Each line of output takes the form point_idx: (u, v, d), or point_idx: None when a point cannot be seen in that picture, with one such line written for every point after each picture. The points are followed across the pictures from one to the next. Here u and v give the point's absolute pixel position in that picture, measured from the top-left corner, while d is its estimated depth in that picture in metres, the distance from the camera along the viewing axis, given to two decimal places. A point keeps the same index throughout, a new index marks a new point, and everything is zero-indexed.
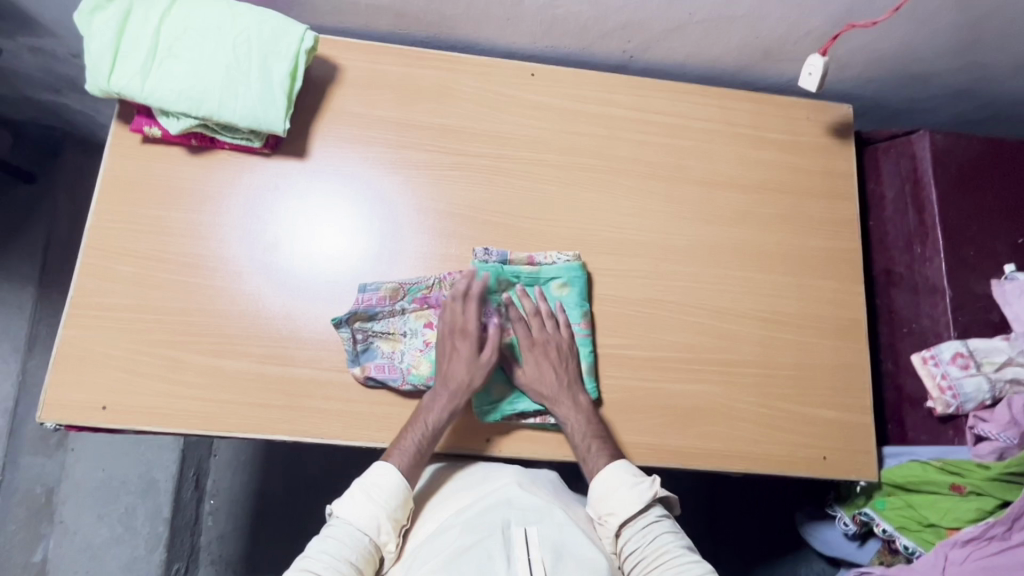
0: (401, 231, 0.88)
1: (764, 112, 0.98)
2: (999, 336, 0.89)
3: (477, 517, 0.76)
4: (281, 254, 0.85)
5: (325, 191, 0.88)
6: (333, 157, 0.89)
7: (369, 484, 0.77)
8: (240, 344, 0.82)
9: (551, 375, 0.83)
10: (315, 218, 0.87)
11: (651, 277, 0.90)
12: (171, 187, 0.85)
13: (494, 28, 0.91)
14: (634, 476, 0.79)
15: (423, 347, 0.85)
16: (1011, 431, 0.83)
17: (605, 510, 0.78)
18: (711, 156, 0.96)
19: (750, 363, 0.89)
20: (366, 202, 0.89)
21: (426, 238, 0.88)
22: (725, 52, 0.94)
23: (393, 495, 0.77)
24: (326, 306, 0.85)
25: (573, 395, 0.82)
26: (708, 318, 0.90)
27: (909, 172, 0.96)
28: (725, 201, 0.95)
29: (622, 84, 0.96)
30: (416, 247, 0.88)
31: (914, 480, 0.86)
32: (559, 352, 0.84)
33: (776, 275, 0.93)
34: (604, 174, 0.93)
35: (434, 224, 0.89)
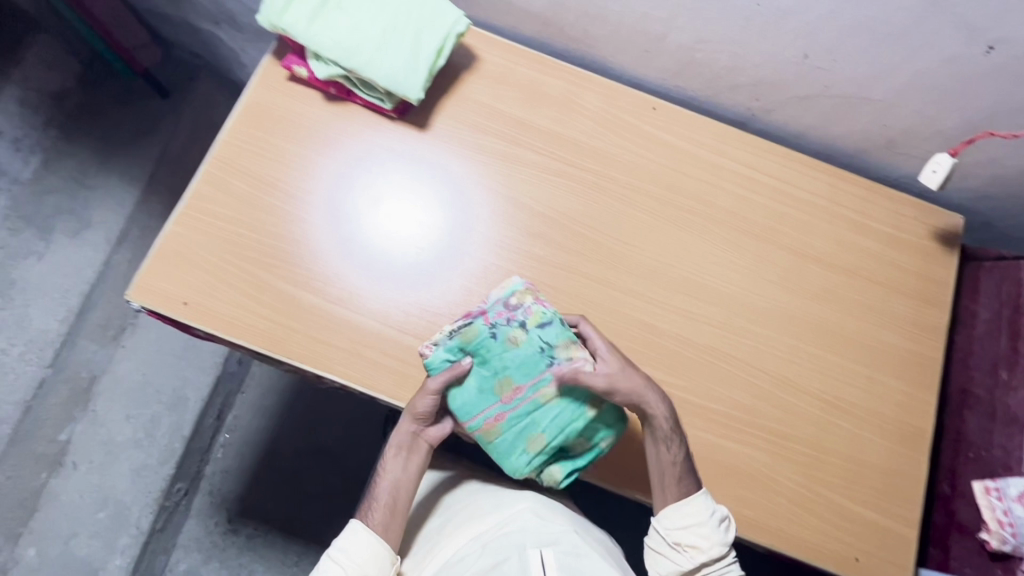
0: (495, 220, 0.91)
1: (870, 201, 0.98)
2: None
3: (496, 544, 0.79)
4: (372, 211, 0.89)
5: (436, 165, 0.93)
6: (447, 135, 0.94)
7: (340, 549, 0.81)
8: (322, 283, 0.86)
9: (642, 382, 0.79)
10: (421, 186, 0.92)
11: (722, 329, 0.90)
12: (298, 129, 0.91)
13: (630, 57, 0.95)
14: (717, 514, 0.80)
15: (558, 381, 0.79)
16: None
17: (682, 539, 0.80)
18: (809, 229, 0.96)
19: (800, 440, 0.87)
20: (469, 185, 0.92)
21: (516, 232, 0.91)
22: (848, 133, 0.94)
23: (365, 554, 0.80)
24: (407, 270, 0.88)
25: (669, 408, 0.80)
26: (769, 384, 0.88)
27: (1011, 297, 0.91)
28: (813, 275, 0.94)
29: (738, 139, 0.98)
30: (505, 238, 0.91)
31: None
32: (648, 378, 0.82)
33: (848, 362, 0.90)
34: (700, 218, 0.94)
35: (525, 222, 0.91)
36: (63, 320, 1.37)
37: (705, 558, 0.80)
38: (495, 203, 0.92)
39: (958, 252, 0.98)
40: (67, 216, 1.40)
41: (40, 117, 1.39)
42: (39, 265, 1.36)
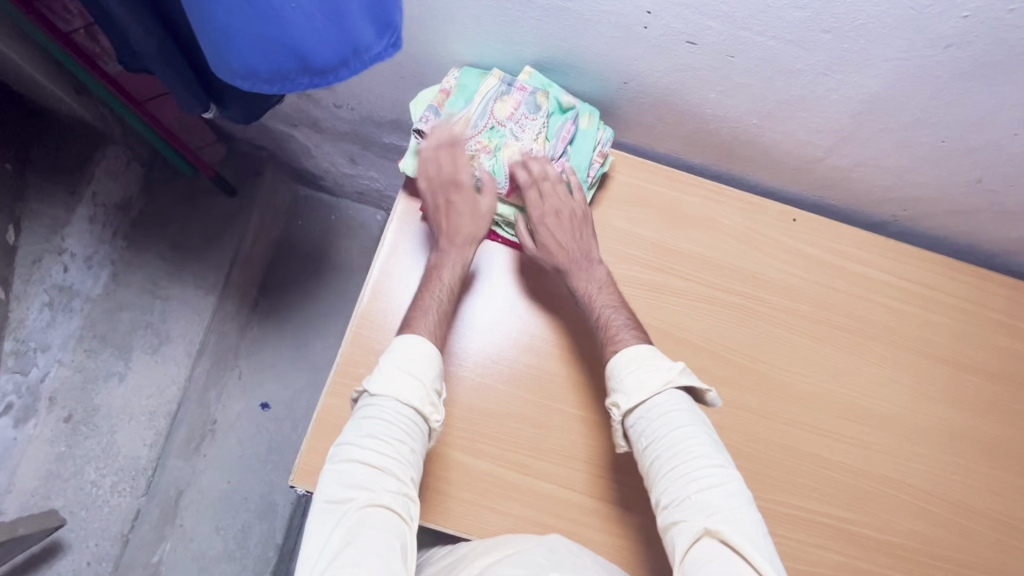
0: None
1: (1019, 301, 0.95)
2: None
3: (510, 560, 0.71)
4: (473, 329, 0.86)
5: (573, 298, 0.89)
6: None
7: (401, 356, 0.72)
8: (472, 440, 0.82)
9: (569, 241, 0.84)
10: (563, 321, 0.88)
11: (893, 456, 0.87)
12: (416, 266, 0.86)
13: (774, 173, 0.91)
14: (659, 368, 0.75)
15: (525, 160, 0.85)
16: None
17: (619, 393, 0.75)
18: (963, 337, 0.93)
19: (984, 569, 0.85)
20: None
21: None
22: (997, 239, 0.92)
23: (429, 362, 0.73)
24: (567, 417, 0.85)
25: (592, 264, 0.85)
26: (947, 510, 0.86)
27: None
28: (972, 387, 0.91)
29: (882, 247, 0.95)
30: None
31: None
32: (570, 216, 0.85)
33: (1017, 478, 0.89)
34: (854, 336, 0.92)
35: (676, 352, 0.88)
36: (153, 444, 1.30)
37: (632, 407, 0.74)
38: None
39: None
40: (146, 332, 1.32)
41: (109, 230, 1.28)
42: (121, 388, 1.28)
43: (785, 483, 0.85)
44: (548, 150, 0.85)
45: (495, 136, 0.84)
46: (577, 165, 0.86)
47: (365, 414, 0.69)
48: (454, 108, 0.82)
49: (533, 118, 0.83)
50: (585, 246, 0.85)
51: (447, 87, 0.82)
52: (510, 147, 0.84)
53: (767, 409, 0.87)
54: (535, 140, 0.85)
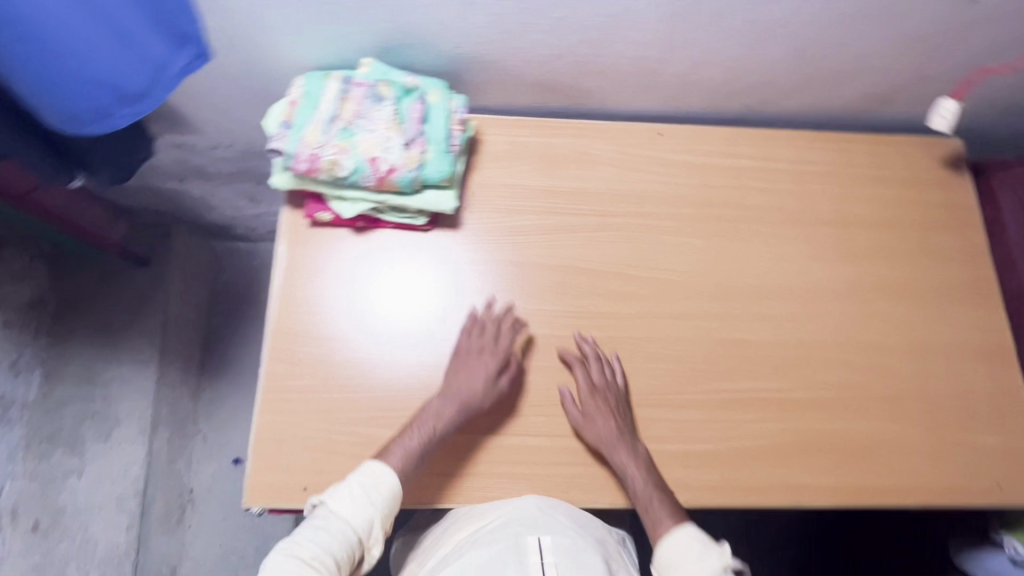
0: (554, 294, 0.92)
1: (880, 153, 1.03)
2: None
3: (493, 531, 0.77)
4: (383, 322, 0.88)
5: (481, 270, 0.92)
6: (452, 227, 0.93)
7: (363, 483, 0.76)
8: (398, 413, 0.84)
9: (611, 422, 0.83)
10: (474, 289, 0.91)
11: (803, 321, 0.93)
12: (312, 286, 0.88)
13: (629, 96, 0.96)
14: (704, 552, 0.78)
15: (384, 145, 0.81)
16: None
17: (665, 563, 0.78)
18: (839, 197, 1.00)
19: (910, 397, 0.90)
20: (516, 271, 0.92)
21: (577, 297, 0.92)
22: (843, 101, 0.99)
23: (387, 501, 0.76)
24: None
25: (631, 444, 0.83)
26: (863, 355, 0.92)
27: None
28: (859, 239, 0.98)
29: (746, 138, 1.01)
30: (566, 306, 0.91)
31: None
32: (616, 400, 0.85)
33: (920, 309, 0.95)
34: (742, 223, 0.97)
35: (579, 282, 0.92)
36: (129, 527, 1.28)
37: None
38: (551, 278, 0.92)
39: (965, 172, 1.04)
40: (93, 421, 1.32)
41: (28, 335, 1.31)
42: (81, 481, 1.29)
43: (711, 371, 0.90)
44: (404, 131, 0.82)
45: (349, 133, 0.81)
46: (434, 139, 0.83)
47: (329, 507, 0.75)
48: (303, 118, 0.80)
49: (381, 109, 0.81)
50: (630, 442, 0.83)
51: (291, 99, 0.81)
52: (365, 141, 0.81)
53: (678, 311, 0.92)
54: (388, 126, 0.82)
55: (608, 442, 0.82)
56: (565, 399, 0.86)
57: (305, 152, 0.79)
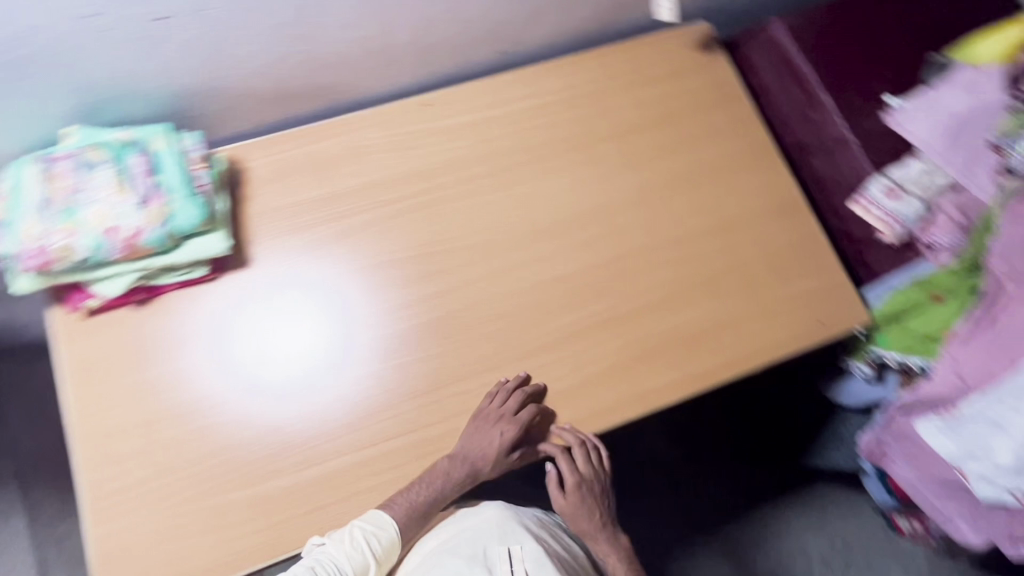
0: (368, 293, 0.90)
1: (636, 57, 1.06)
2: (910, 157, 0.96)
3: (465, 543, 0.88)
4: (275, 368, 0.85)
5: (289, 294, 0.88)
6: (309, 250, 0.91)
7: (363, 531, 0.80)
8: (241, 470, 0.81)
9: (584, 517, 0.95)
10: (286, 317, 0.87)
11: (612, 236, 0.96)
12: (192, 363, 0.84)
13: (377, 77, 0.94)
14: None
15: (116, 211, 0.76)
16: (954, 229, 0.91)
17: None
18: (612, 110, 1.02)
19: (724, 272, 0.95)
20: (325, 284, 0.89)
21: (392, 290, 0.90)
22: (584, 19, 1.01)
23: (383, 548, 0.81)
24: (332, 390, 0.85)
25: (610, 534, 0.97)
26: (673, 249, 0.96)
27: (779, 56, 1.05)
28: (640, 143, 1.01)
29: (510, 81, 1.01)
30: (385, 302, 0.90)
31: (904, 307, 0.93)
32: (597, 489, 0.94)
33: (712, 189, 1.00)
34: (529, 165, 0.98)
35: (388, 275, 0.91)
36: None
37: None
38: (359, 279, 0.90)
39: (719, 48, 1.09)
40: None
41: None
42: None
43: (540, 315, 0.91)
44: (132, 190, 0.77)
45: (74, 212, 0.76)
46: (173, 186, 0.79)
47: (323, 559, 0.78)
48: (18, 213, 0.75)
49: (99, 175, 0.76)
50: (599, 524, 0.96)
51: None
52: (93, 214, 0.76)
53: (496, 269, 0.93)
54: (114, 190, 0.77)
55: (585, 518, 0.95)
56: (555, 454, 0.89)
57: (29, 246, 0.74)
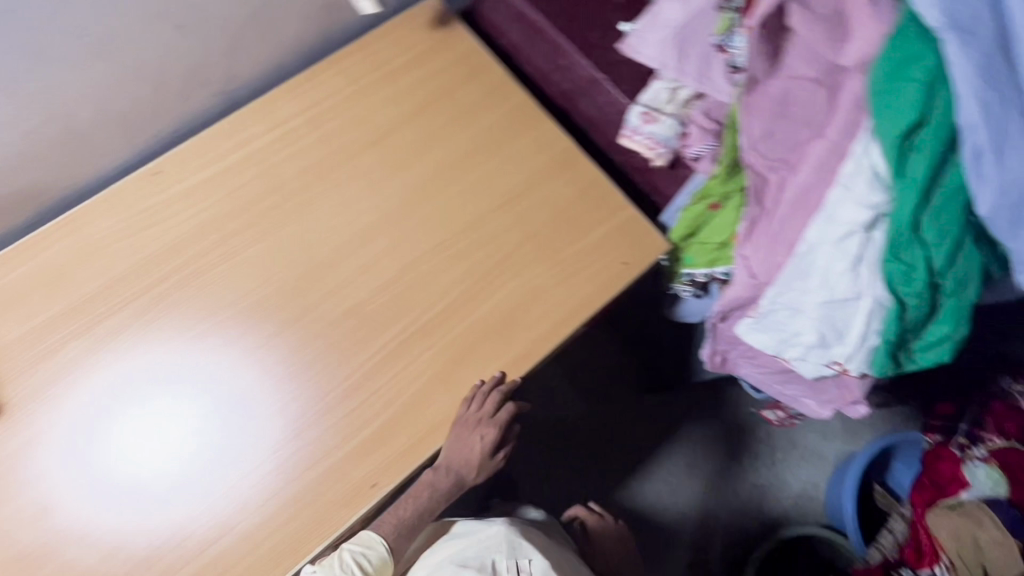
0: (211, 358, 0.86)
1: (372, 53, 1.00)
2: (654, 78, 0.95)
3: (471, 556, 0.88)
4: (139, 471, 0.82)
5: (135, 388, 0.84)
6: (144, 335, 0.86)
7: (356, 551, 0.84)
8: None
9: (609, 538, 1.17)
10: (138, 412, 0.84)
11: (398, 246, 0.92)
12: (61, 496, 0.81)
13: (86, 160, 0.88)
14: None
15: None
16: (708, 137, 0.91)
17: None
18: (361, 117, 0.97)
19: (517, 246, 0.93)
20: (167, 363, 0.85)
21: (233, 346, 0.87)
22: (296, 33, 0.94)
23: (377, 567, 0.85)
24: (204, 469, 0.82)
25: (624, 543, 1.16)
26: (459, 240, 0.93)
27: (514, 12, 1.02)
28: (398, 143, 0.97)
29: (243, 120, 0.94)
30: (231, 361, 0.86)
31: (692, 225, 0.94)
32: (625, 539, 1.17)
33: (483, 166, 0.97)
34: (288, 201, 0.92)
35: (225, 332, 0.87)
36: None
37: None
38: (195, 346, 0.86)
39: (456, 20, 1.05)
40: None
41: None
42: None
43: (341, 353, 0.87)
44: None
45: None
46: None
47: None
48: None
49: None
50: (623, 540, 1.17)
51: None
52: None
53: (289, 318, 0.88)
54: None
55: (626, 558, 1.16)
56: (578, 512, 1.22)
57: None
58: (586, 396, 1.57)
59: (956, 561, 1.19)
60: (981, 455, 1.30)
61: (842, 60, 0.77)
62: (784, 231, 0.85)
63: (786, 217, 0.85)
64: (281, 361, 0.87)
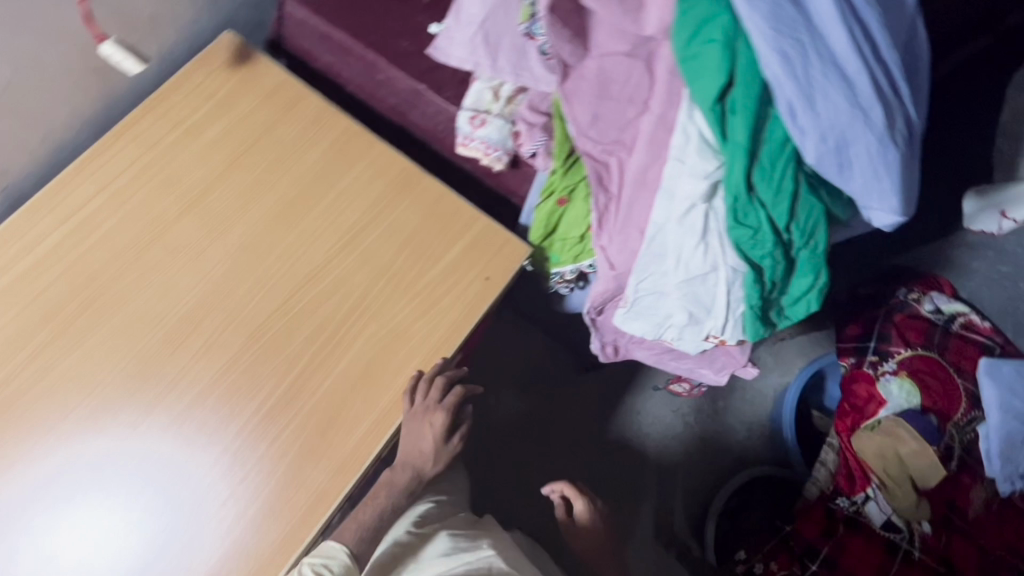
0: (103, 418, 0.78)
1: (166, 110, 0.90)
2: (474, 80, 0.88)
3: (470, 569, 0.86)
4: (49, 558, 0.74)
5: (24, 470, 0.76)
6: (18, 416, 0.78)
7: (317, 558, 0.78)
8: None
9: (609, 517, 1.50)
10: (34, 495, 0.75)
11: (239, 313, 0.84)
12: None
13: None
14: None
15: None
16: (538, 132, 0.84)
17: None
18: (167, 184, 0.87)
19: (369, 288, 0.86)
20: (56, 434, 0.77)
21: (124, 400, 0.79)
22: (66, 108, 0.84)
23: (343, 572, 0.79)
24: (122, 537, 0.75)
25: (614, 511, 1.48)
26: (303, 296, 0.85)
27: (317, 34, 0.94)
28: (216, 204, 0.88)
29: (29, 217, 0.83)
30: (125, 416, 0.79)
31: (546, 225, 0.89)
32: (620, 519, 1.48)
33: (316, 209, 0.89)
34: (101, 296, 0.82)
35: (113, 387, 0.80)
36: None
37: None
38: (77, 415, 0.78)
39: (257, 54, 0.95)
40: None
41: None
42: None
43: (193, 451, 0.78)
44: None
45: None
46: None
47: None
48: None
49: None
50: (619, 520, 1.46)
51: None
52: None
53: (139, 412, 0.79)
54: None
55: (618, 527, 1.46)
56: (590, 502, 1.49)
57: None
58: (514, 396, 1.50)
59: (884, 479, 1.25)
60: (892, 368, 1.34)
61: (647, 28, 0.74)
62: (631, 217, 0.81)
63: (631, 202, 0.81)
64: (176, 416, 0.79)
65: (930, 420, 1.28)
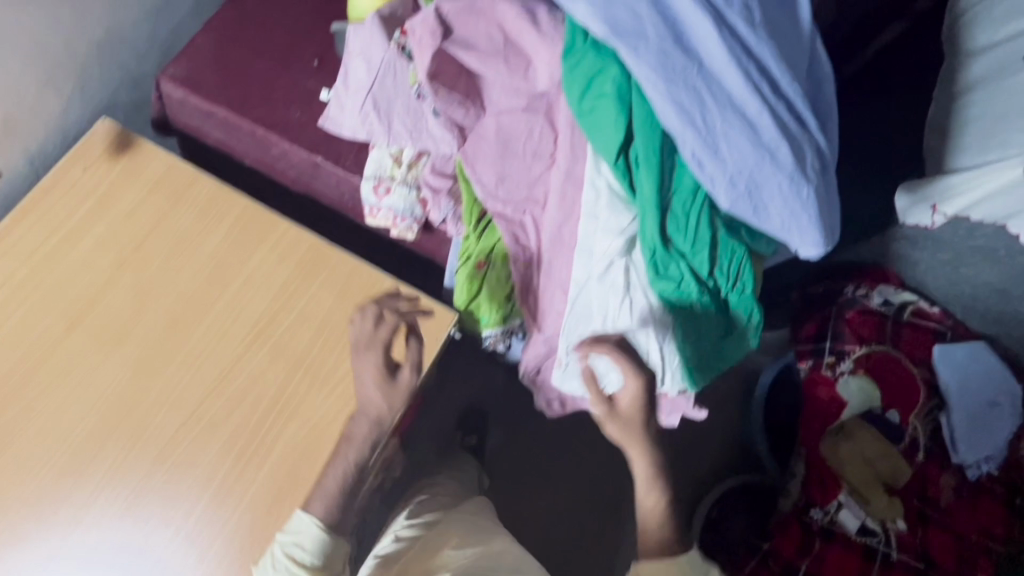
0: (29, 536, 0.73)
1: (41, 215, 0.83)
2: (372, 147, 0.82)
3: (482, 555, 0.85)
4: None
5: None
6: None
7: (292, 537, 0.73)
8: None
9: None
10: None
11: (146, 430, 0.78)
12: None
13: None
14: None
15: None
16: (443, 199, 0.80)
17: None
18: (50, 298, 0.80)
19: (285, 382, 0.81)
20: None
21: (51, 516, 0.74)
22: None
23: (316, 544, 0.73)
24: None
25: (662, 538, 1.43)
26: (214, 402, 0.79)
27: (198, 113, 0.88)
28: (106, 312, 0.81)
29: None
30: (52, 534, 0.73)
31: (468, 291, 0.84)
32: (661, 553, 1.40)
33: (219, 302, 0.83)
34: None
35: (35, 504, 0.74)
36: None
37: None
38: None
39: (138, 140, 0.89)
40: None
41: None
42: None
43: None
44: None
45: None
46: None
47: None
48: None
49: None
50: None
51: None
52: None
53: (51, 548, 0.73)
54: None
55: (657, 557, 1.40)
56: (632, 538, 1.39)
57: None
58: None
59: (852, 484, 1.26)
60: (848, 367, 1.32)
61: (540, 81, 0.69)
62: (553, 278, 0.77)
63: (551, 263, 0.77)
64: (107, 528, 0.74)
65: (890, 418, 1.29)
